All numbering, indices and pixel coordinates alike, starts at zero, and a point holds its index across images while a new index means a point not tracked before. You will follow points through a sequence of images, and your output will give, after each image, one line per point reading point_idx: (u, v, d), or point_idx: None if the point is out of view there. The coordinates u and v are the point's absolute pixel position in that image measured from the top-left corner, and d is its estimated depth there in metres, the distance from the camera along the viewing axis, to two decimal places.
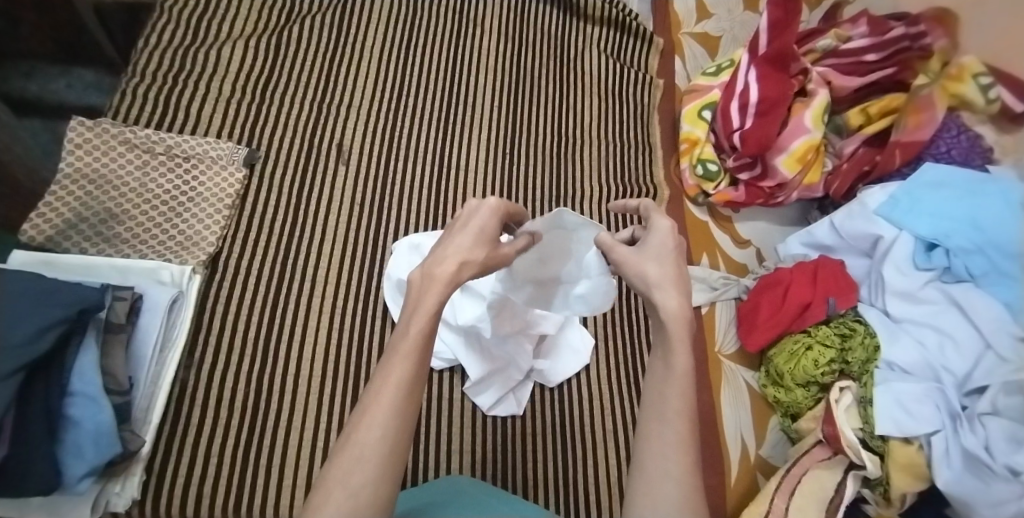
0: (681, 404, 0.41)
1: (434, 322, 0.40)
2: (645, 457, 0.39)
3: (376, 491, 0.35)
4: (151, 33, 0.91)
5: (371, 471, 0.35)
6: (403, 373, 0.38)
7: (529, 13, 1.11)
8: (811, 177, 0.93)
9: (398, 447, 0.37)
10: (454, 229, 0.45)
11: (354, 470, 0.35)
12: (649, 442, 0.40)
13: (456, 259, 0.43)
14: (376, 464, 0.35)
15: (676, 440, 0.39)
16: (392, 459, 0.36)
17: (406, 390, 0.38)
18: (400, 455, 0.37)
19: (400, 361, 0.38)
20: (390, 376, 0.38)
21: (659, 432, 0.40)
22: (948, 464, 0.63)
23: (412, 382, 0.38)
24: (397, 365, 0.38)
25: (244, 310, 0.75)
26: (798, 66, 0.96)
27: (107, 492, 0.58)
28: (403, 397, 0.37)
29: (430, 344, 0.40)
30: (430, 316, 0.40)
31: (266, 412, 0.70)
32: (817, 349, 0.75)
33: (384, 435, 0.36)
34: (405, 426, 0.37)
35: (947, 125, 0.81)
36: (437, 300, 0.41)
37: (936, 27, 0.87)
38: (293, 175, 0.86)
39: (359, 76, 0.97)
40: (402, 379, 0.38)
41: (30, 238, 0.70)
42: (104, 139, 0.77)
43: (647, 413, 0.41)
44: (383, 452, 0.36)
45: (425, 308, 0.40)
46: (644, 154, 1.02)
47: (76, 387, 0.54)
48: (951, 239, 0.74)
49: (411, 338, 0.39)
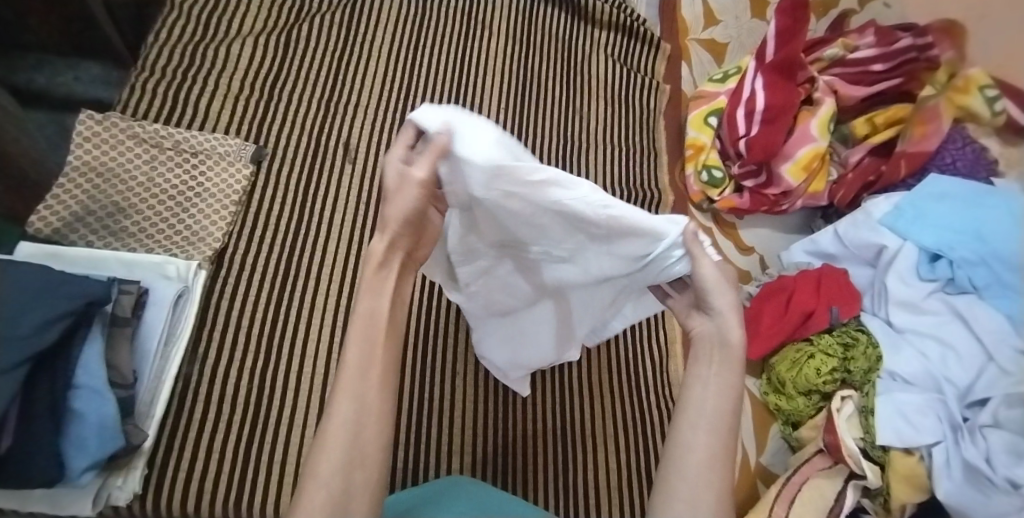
0: (729, 417, 0.39)
1: (375, 297, 0.38)
2: (685, 460, 0.37)
3: (346, 480, 0.33)
4: (161, 29, 0.91)
5: (338, 461, 0.33)
6: (359, 352, 0.36)
7: (537, 15, 1.11)
8: (815, 185, 0.94)
9: (365, 441, 0.35)
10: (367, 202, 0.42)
11: (321, 461, 0.33)
12: (692, 451, 0.37)
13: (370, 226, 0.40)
14: (345, 452, 0.33)
15: (719, 456, 0.37)
16: (356, 447, 0.34)
17: (360, 376, 0.35)
18: (368, 451, 0.34)
19: (351, 345, 0.36)
20: (351, 350, 0.36)
21: (705, 441, 0.37)
22: (949, 476, 0.63)
23: (365, 362, 0.36)
24: (352, 352, 0.36)
25: (248, 306, 0.75)
26: (805, 75, 0.96)
27: (109, 485, 0.57)
28: (360, 380, 0.35)
29: (378, 319, 0.38)
30: (379, 297, 0.38)
31: (270, 406, 0.70)
32: (819, 358, 0.75)
33: (346, 421, 0.34)
34: (373, 411, 0.35)
35: (953, 137, 0.82)
36: (384, 272, 0.39)
37: (943, 38, 0.86)
38: (300, 172, 0.86)
39: (367, 77, 0.97)
40: (356, 363, 0.36)
41: (37, 230, 0.71)
42: (113, 132, 0.77)
43: (694, 422, 0.39)
44: (347, 437, 0.34)
45: (370, 282, 0.39)
46: (650, 159, 1.02)
47: (80, 380, 0.54)
48: (954, 251, 0.75)
49: (357, 319, 0.37)
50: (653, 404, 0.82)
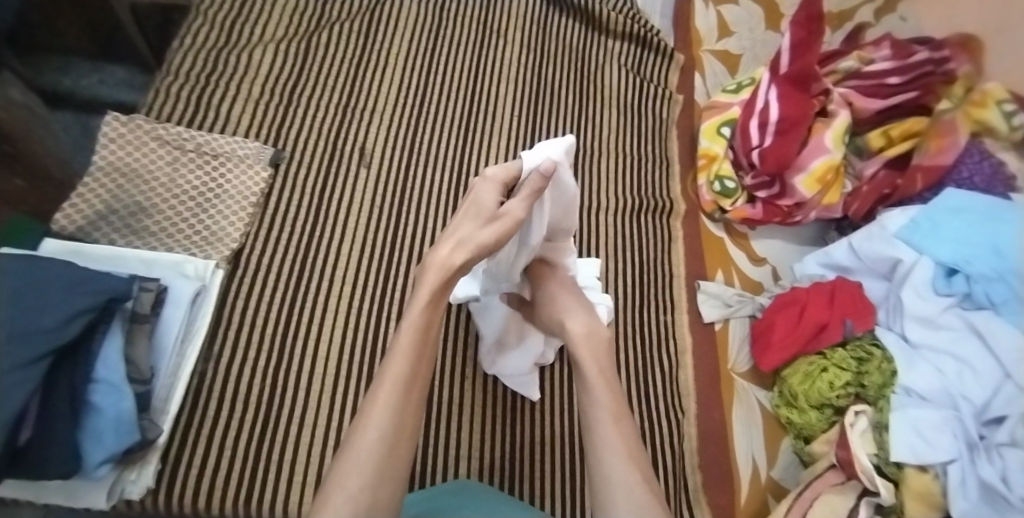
0: (615, 419, 0.50)
1: (429, 316, 0.48)
2: (605, 479, 0.47)
3: (372, 494, 0.39)
4: (186, 34, 0.94)
5: (366, 473, 0.39)
6: (400, 368, 0.45)
7: (553, 25, 1.12)
8: (830, 197, 0.93)
9: (395, 448, 0.42)
10: (462, 208, 0.54)
11: (351, 474, 0.39)
12: (600, 456, 0.48)
13: (451, 242, 0.51)
14: (373, 465, 0.40)
15: (621, 453, 0.48)
16: (386, 458, 0.40)
17: (401, 389, 0.44)
18: (398, 455, 0.41)
19: (398, 359, 0.45)
20: (396, 357, 0.45)
21: (606, 448, 0.48)
22: (965, 495, 0.62)
23: (408, 379, 0.45)
24: (397, 367, 0.45)
25: (263, 306, 0.76)
26: (820, 86, 0.95)
27: (124, 478, 0.58)
28: (399, 394, 0.43)
29: (425, 340, 0.47)
30: (423, 316, 0.48)
31: (281, 406, 0.70)
32: (833, 371, 0.75)
33: (378, 435, 0.41)
34: (400, 427, 0.42)
35: (970, 151, 0.81)
36: (428, 293, 0.49)
37: (960, 52, 0.87)
38: (316, 175, 0.88)
39: (384, 83, 0.99)
40: (398, 376, 0.44)
41: (62, 227, 0.72)
42: (138, 134, 0.79)
43: (598, 433, 0.50)
44: (377, 451, 0.40)
45: (422, 299, 0.49)
46: (663, 168, 1.03)
47: (100, 374, 0.55)
48: (972, 265, 0.74)
49: (409, 333, 0.47)
50: (664, 412, 0.80)
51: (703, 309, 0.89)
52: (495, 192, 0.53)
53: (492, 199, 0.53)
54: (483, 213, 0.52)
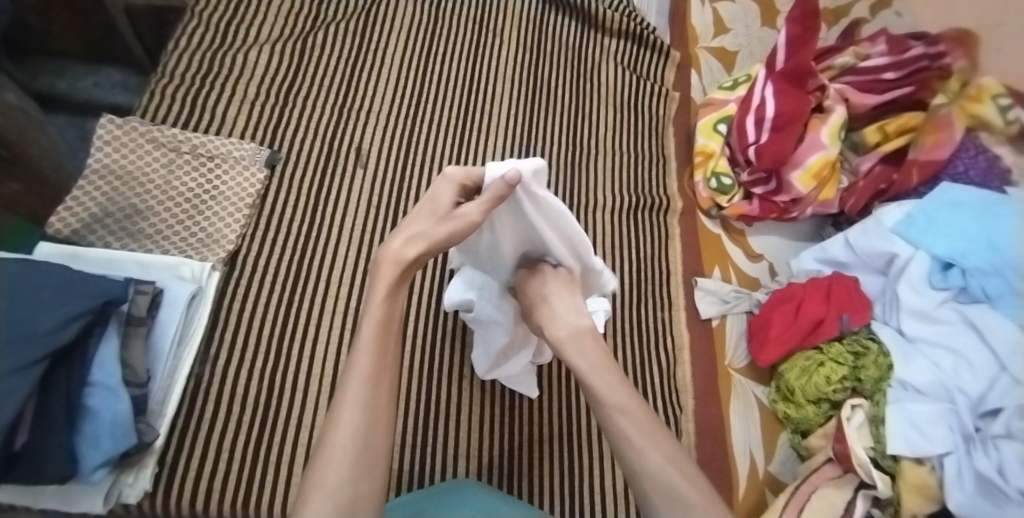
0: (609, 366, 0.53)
1: (389, 308, 0.46)
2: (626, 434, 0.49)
3: (352, 489, 0.41)
4: (181, 36, 0.93)
5: (344, 470, 0.41)
6: (365, 364, 0.44)
7: (548, 23, 1.12)
8: (826, 193, 0.93)
9: (370, 441, 0.43)
10: (418, 203, 0.49)
11: (329, 472, 0.41)
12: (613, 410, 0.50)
13: (404, 235, 0.47)
14: (350, 461, 0.41)
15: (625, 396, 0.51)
16: (361, 453, 0.42)
17: (369, 385, 0.44)
18: (373, 450, 0.43)
19: (361, 356, 0.44)
20: (361, 352, 0.45)
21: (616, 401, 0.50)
22: (961, 487, 0.62)
23: (376, 373, 0.44)
24: (363, 363, 0.44)
25: (260, 308, 0.76)
26: (816, 82, 0.95)
27: (121, 482, 0.58)
28: (368, 389, 0.44)
29: (387, 330, 0.46)
30: (383, 309, 0.46)
31: (278, 408, 0.70)
32: (829, 366, 0.75)
33: (350, 433, 0.42)
34: (372, 420, 0.43)
35: (965, 145, 0.81)
36: (385, 287, 0.46)
37: (955, 47, 0.87)
38: (312, 176, 0.87)
39: (380, 83, 0.99)
40: (364, 372, 0.44)
41: (57, 230, 0.72)
42: (132, 136, 0.79)
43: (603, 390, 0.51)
44: (353, 448, 0.42)
45: (379, 293, 0.46)
46: (659, 166, 1.03)
47: (96, 377, 0.55)
48: (967, 259, 0.74)
49: (370, 327, 0.46)
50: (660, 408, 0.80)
51: (701, 305, 0.90)
52: (452, 196, 0.48)
53: (448, 198, 0.48)
54: (438, 212, 0.48)
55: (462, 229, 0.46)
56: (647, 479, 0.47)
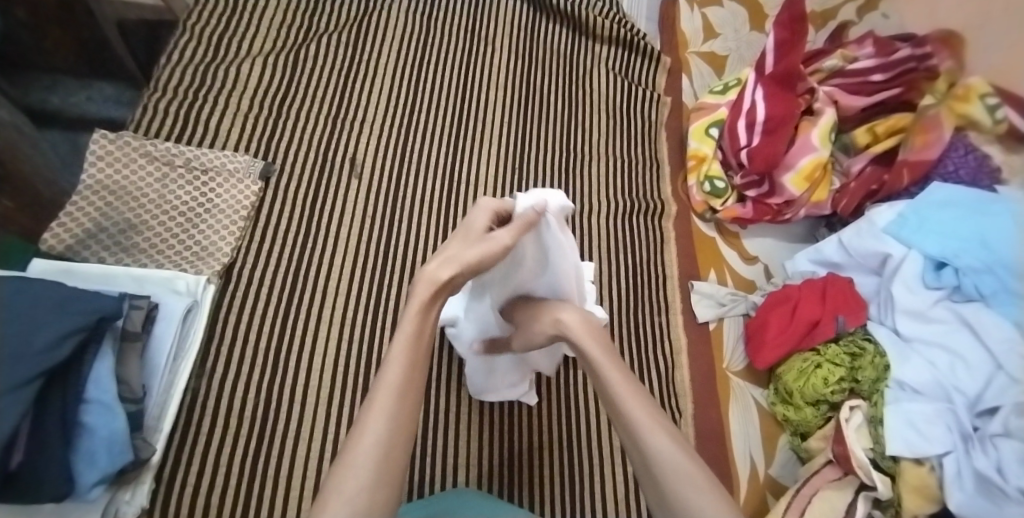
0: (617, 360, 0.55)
1: (420, 326, 0.48)
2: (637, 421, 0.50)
3: (372, 497, 0.40)
4: (173, 50, 0.93)
5: (365, 476, 0.40)
6: (396, 375, 0.45)
7: (540, 31, 1.13)
8: (818, 194, 0.93)
9: (393, 451, 0.42)
10: (454, 231, 0.54)
11: (349, 476, 0.40)
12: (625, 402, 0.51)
13: (440, 258, 0.50)
14: (372, 467, 0.41)
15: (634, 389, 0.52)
16: (384, 461, 0.41)
17: (396, 394, 0.44)
18: (394, 460, 0.42)
19: (392, 367, 0.46)
20: (392, 363, 0.46)
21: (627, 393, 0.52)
22: (961, 486, 0.62)
23: (403, 384, 0.45)
24: (393, 373, 0.45)
25: (256, 320, 0.76)
26: (805, 86, 0.97)
27: (118, 499, 0.58)
28: (395, 399, 0.44)
29: (419, 344, 0.47)
30: (416, 323, 0.48)
31: (276, 420, 0.70)
32: (826, 367, 0.75)
33: (375, 438, 0.42)
34: (398, 430, 0.43)
35: (955, 145, 0.81)
36: (420, 305, 0.48)
37: (941, 48, 0.88)
38: (307, 188, 0.87)
39: (373, 93, 0.99)
40: (393, 382, 0.45)
41: (50, 247, 0.72)
42: (126, 151, 0.79)
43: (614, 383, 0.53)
44: (376, 455, 0.41)
45: (414, 308, 0.48)
46: (653, 171, 1.03)
47: (91, 394, 0.54)
48: (960, 259, 0.74)
49: (402, 342, 0.47)
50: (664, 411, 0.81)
51: (697, 308, 0.90)
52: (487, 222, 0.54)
53: (483, 223, 0.53)
54: (472, 235, 0.52)
55: (492, 254, 0.51)
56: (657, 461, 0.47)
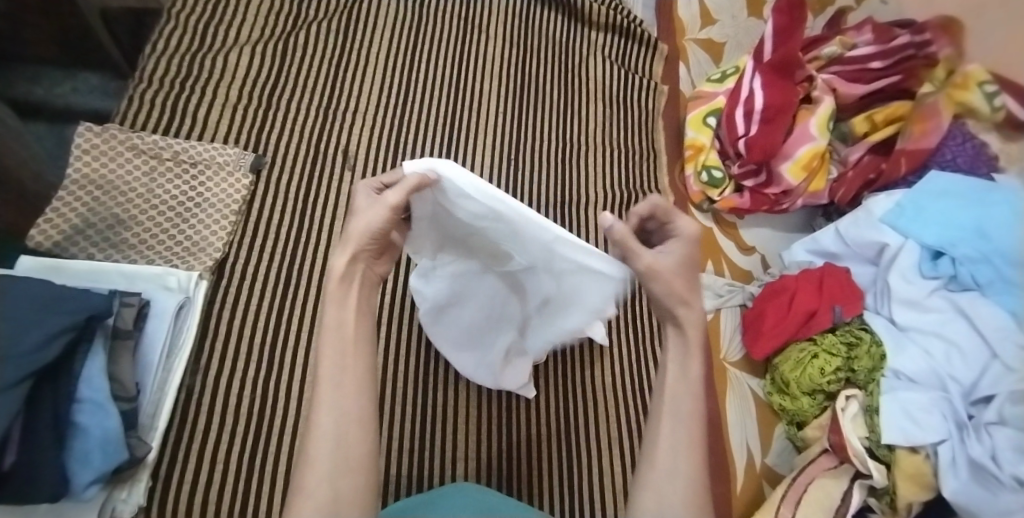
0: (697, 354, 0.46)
1: (343, 311, 0.43)
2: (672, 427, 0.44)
3: (336, 491, 0.38)
4: (158, 39, 0.91)
5: (325, 472, 0.39)
6: (330, 365, 0.41)
7: (534, 19, 1.11)
8: (815, 184, 0.93)
9: (347, 442, 0.40)
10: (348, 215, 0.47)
11: (308, 474, 0.39)
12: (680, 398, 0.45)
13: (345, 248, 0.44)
14: (329, 462, 0.39)
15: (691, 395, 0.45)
16: (341, 453, 0.39)
17: (334, 390, 0.41)
18: (351, 449, 0.40)
19: (324, 356, 0.42)
20: (325, 351, 0.42)
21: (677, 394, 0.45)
22: (956, 474, 0.63)
23: (341, 371, 0.41)
24: (324, 367, 0.41)
25: (251, 315, 0.75)
26: (804, 74, 0.96)
27: (114, 498, 0.57)
28: (335, 389, 0.41)
29: (349, 334, 0.43)
30: (338, 309, 0.43)
31: (272, 416, 0.70)
32: (823, 358, 0.75)
33: (324, 434, 0.40)
34: (348, 418, 0.41)
35: (953, 133, 0.81)
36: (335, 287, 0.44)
37: (940, 35, 0.86)
38: (300, 180, 0.86)
39: (364, 83, 0.97)
40: (328, 378, 0.41)
41: (37, 243, 0.71)
42: (112, 144, 0.77)
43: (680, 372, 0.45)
44: (331, 448, 0.39)
45: (330, 296, 0.43)
46: (649, 160, 1.02)
47: (84, 393, 0.54)
48: (956, 248, 0.75)
49: (329, 332, 0.43)
50: (633, 404, 0.80)
51: None
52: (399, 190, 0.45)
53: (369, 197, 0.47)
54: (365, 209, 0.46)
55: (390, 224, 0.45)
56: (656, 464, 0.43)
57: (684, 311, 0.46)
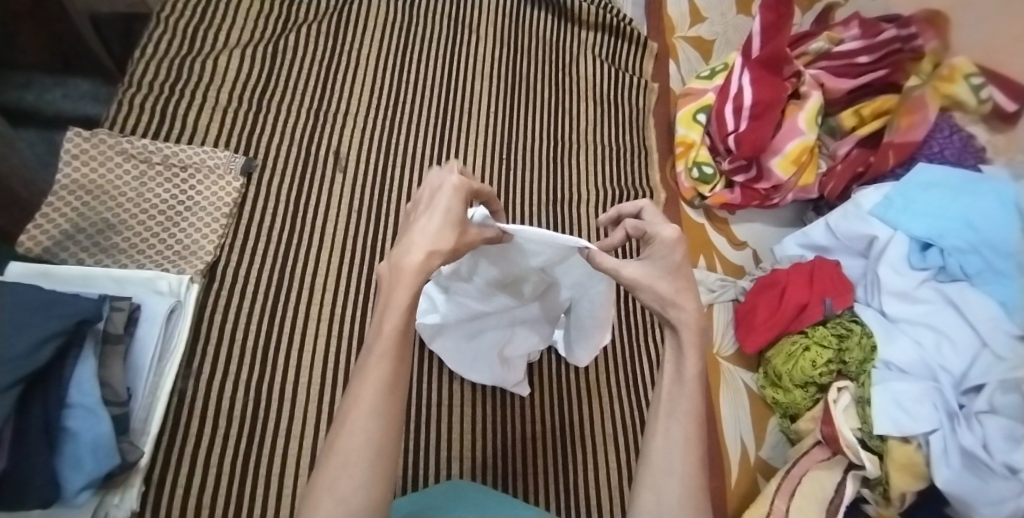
0: (694, 361, 0.46)
1: (395, 313, 0.43)
2: (672, 427, 0.44)
3: (368, 496, 0.37)
4: (147, 43, 0.91)
5: (360, 473, 0.38)
6: (377, 366, 0.41)
7: (524, 18, 1.12)
8: (806, 178, 0.94)
9: (384, 446, 0.39)
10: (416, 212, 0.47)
11: (342, 476, 0.37)
12: (678, 399, 0.45)
13: (410, 245, 0.44)
14: (366, 463, 0.38)
15: (689, 396, 0.45)
16: (378, 455, 0.39)
17: (380, 386, 0.41)
18: (386, 452, 0.39)
19: (372, 356, 0.41)
20: (371, 350, 0.42)
21: (673, 397, 0.46)
22: (947, 463, 0.63)
23: (385, 374, 0.41)
24: (372, 367, 0.41)
25: (243, 317, 0.75)
26: (791, 69, 0.96)
27: (107, 503, 0.57)
28: (379, 388, 0.41)
29: (395, 334, 0.43)
30: (391, 308, 0.43)
31: (265, 420, 0.69)
32: (814, 350, 0.75)
33: (362, 434, 0.39)
34: (385, 422, 0.40)
35: (940, 125, 0.82)
36: (391, 285, 0.43)
37: (926, 28, 0.89)
38: (291, 183, 0.86)
39: (355, 84, 0.97)
40: (374, 376, 0.41)
41: (27, 249, 0.70)
42: (101, 149, 0.77)
43: (679, 374, 0.46)
44: (369, 449, 0.39)
45: (384, 299, 0.43)
46: (640, 157, 1.03)
47: (74, 399, 0.53)
48: (945, 239, 0.74)
49: (377, 333, 0.42)
50: (634, 402, 0.81)
51: None
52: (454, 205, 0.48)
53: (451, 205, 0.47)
54: (443, 214, 0.46)
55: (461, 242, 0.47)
56: (652, 462, 0.44)
57: (677, 313, 0.47)
